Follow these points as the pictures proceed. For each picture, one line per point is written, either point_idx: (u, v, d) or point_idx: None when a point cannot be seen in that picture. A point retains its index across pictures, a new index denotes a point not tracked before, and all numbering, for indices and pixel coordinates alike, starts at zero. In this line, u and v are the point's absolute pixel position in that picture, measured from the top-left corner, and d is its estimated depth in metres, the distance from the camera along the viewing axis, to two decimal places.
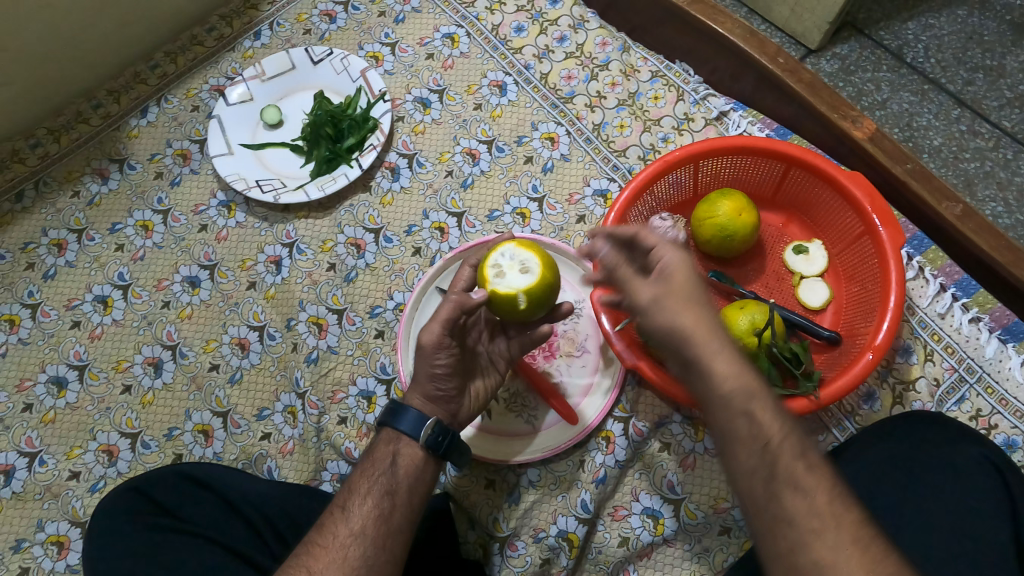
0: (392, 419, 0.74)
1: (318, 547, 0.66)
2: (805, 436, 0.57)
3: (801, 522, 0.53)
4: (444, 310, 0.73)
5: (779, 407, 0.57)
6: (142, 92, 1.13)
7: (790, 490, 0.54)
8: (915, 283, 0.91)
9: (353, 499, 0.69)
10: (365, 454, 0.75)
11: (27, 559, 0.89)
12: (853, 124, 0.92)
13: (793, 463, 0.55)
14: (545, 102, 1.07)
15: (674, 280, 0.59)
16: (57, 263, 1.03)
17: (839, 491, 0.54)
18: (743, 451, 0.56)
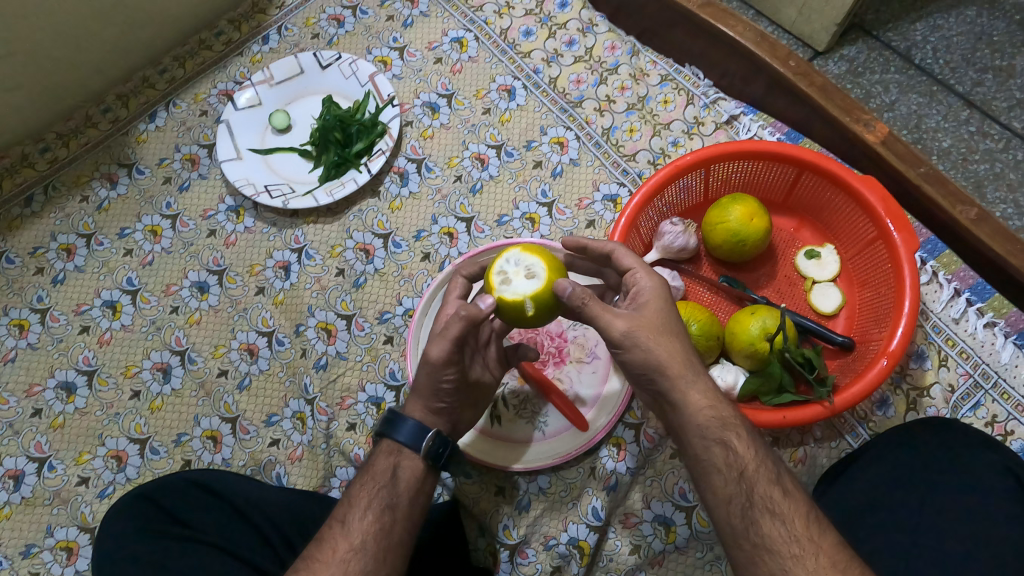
0: (391, 431, 0.73)
1: (317, 562, 0.66)
2: (778, 463, 0.63)
3: (780, 547, 0.60)
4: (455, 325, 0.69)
5: (751, 436, 0.63)
6: (151, 96, 1.13)
7: (767, 515, 0.61)
8: (929, 288, 0.91)
9: (352, 513, 0.69)
10: (364, 463, 0.74)
11: (37, 565, 0.89)
12: (865, 127, 0.91)
13: (771, 490, 0.61)
14: (554, 106, 1.06)
15: (649, 312, 0.64)
16: (66, 268, 1.03)
17: (813, 514, 0.61)
18: (721, 480, 0.62)
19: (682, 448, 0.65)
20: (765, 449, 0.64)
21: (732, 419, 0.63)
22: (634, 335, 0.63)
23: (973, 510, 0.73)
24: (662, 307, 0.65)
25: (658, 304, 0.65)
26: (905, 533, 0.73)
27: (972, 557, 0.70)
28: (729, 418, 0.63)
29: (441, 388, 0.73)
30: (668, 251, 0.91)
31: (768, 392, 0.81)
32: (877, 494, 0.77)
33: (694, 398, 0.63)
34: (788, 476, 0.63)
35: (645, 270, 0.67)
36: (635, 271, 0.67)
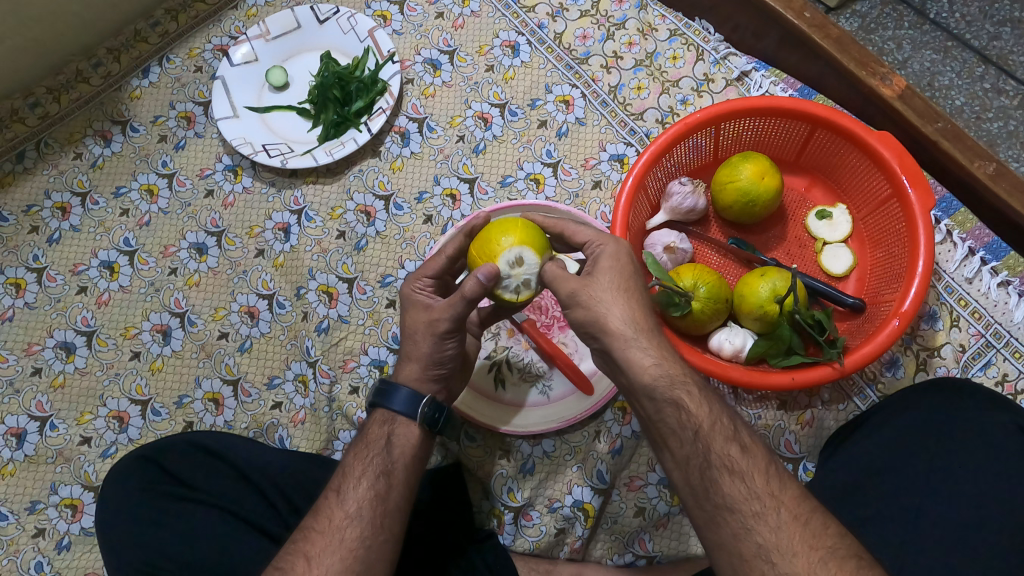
0: (384, 400, 0.71)
1: (315, 531, 0.65)
2: (734, 419, 0.62)
3: (741, 505, 0.58)
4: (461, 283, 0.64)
5: (705, 393, 0.61)
6: (143, 51, 1.09)
7: (726, 473, 0.59)
8: (942, 248, 0.90)
9: (347, 481, 0.68)
10: (360, 431, 0.73)
11: (43, 521, 0.90)
12: (882, 81, 0.88)
13: (727, 449, 0.59)
14: (559, 63, 1.03)
15: (610, 272, 0.63)
16: (61, 228, 1.01)
17: (773, 470, 0.59)
18: (675, 441, 0.60)
19: (638, 411, 0.63)
20: (719, 403, 0.61)
21: (681, 377, 0.61)
22: (576, 296, 0.62)
23: (985, 472, 0.71)
24: (624, 264, 0.63)
25: (608, 262, 0.63)
26: (914, 495, 0.73)
27: (978, 514, 0.70)
28: (681, 373, 0.61)
29: (445, 356, 0.70)
30: (676, 212, 0.89)
31: (776, 353, 0.80)
32: (885, 456, 0.76)
33: (640, 348, 0.60)
34: (746, 431, 0.61)
35: (603, 239, 0.66)
36: (596, 241, 0.66)
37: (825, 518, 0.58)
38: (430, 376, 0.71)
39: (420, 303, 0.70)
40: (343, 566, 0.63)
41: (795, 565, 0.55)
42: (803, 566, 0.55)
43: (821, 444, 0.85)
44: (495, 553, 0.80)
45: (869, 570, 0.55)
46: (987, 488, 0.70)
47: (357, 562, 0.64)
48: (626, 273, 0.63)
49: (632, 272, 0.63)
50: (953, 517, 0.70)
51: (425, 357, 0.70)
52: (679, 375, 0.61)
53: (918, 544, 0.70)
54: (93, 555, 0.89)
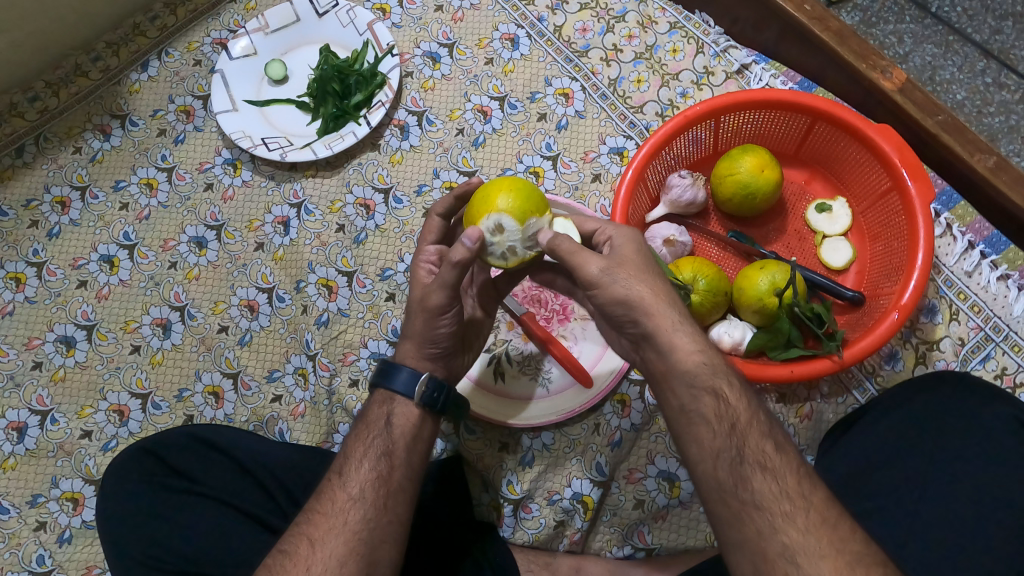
0: (383, 379, 0.71)
1: (317, 514, 0.66)
2: (769, 417, 0.61)
3: (771, 504, 0.57)
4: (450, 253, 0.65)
5: (744, 388, 0.61)
6: (142, 45, 1.09)
7: (758, 470, 0.58)
8: (942, 241, 0.90)
9: (350, 464, 0.68)
10: (360, 413, 0.73)
11: (44, 514, 0.90)
12: (882, 74, 0.88)
13: (762, 445, 0.59)
14: (559, 56, 1.03)
15: (644, 255, 0.62)
16: (61, 222, 1.02)
17: (806, 473, 0.59)
18: (708, 433, 0.58)
19: (663, 400, 0.61)
20: (756, 400, 0.61)
21: (719, 368, 0.60)
22: (612, 273, 0.60)
23: (984, 465, 0.72)
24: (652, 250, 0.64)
25: (638, 244, 0.63)
26: (913, 487, 0.73)
27: (977, 507, 0.70)
28: (721, 365, 0.61)
29: (439, 334, 0.70)
30: (675, 205, 0.89)
31: (775, 346, 0.80)
32: (885, 448, 0.76)
33: (680, 335, 0.59)
34: (779, 431, 0.61)
35: (615, 227, 0.67)
36: (613, 226, 0.66)
37: (852, 524, 0.57)
38: (427, 355, 0.71)
39: (421, 277, 0.71)
40: (347, 549, 0.63)
41: (821, 567, 0.54)
42: (830, 569, 0.54)
43: (820, 436, 0.85)
44: (495, 546, 0.81)
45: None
46: (987, 481, 0.71)
47: (361, 545, 0.63)
48: (662, 261, 0.63)
49: (663, 259, 0.64)
50: (952, 509, 0.70)
51: (420, 337, 0.70)
52: (716, 366, 0.60)
53: (917, 537, 0.70)
54: (94, 548, 0.89)
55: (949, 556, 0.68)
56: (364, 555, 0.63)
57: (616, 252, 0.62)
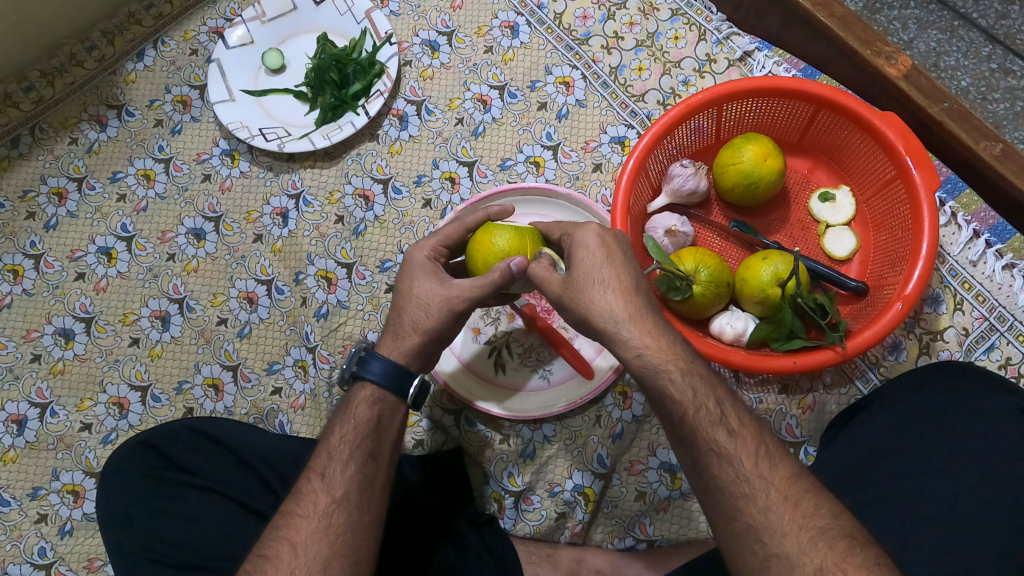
0: (364, 374, 0.69)
1: (297, 517, 0.64)
2: (723, 399, 0.60)
3: (730, 487, 0.57)
4: (460, 300, 0.67)
5: (694, 379, 0.60)
6: (137, 34, 1.08)
7: (714, 457, 0.58)
8: (947, 230, 0.89)
9: (332, 464, 0.66)
10: (342, 405, 0.71)
11: (45, 507, 0.90)
12: (886, 61, 0.88)
13: (714, 433, 0.59)
14: (559, 44, 1.01)
15: (594, 262, 0.60)
16: (58, 214, 1.01)
17: (763, 450, 0.58)
18: (668, 426, 0.61)
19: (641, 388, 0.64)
20: (707, 385, 0.60)
21: (666, 364, 0.59)
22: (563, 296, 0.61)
23: (989, 457, 0.71)
24: (610, 250, 0.61)
25: (582, 253, 0.61)
26: (916, 478, 0.72)
27: (980, 498, 0.70)
28: (669, 357, 0.59)
29: (447, 334, 0.70)
30: (677, 194, 0.88)
31: (778, 337, 0.79)
32: (888, 440, 0.76)
33: (630, 334, 0.59)
34: (735, 413, 0.60)
35: (578, 227, 0.63)
36: (574, 229, 0.64)
37: (818, 499, 0.57)
38: (424, 351, 0.70)
39: (437, 277, 0.69)
40: (332, 552, 0.63)
41: (785, 545, 0.55)
42: (793, 547, 0.55)
43: (823, 427, 0.85)
44: (497, 537, 0.81)
45: (861, 550, 0.54)
46: (992, 471, 0.70)
47: (345, 547, 0.63)
48: (613, 262, 0.61)
49: (611, 259, 0.61)
50: (953, 500, 0.70)
51: (431, 331, 0.68)
52: (665, 359, 0.59)
53: (920, 529, 0.70)
54: (95, 541, 0.89)
55: (951, 547, 0.68)
56: (348, 556, 0.63)
57: (569, 267, 0.62)
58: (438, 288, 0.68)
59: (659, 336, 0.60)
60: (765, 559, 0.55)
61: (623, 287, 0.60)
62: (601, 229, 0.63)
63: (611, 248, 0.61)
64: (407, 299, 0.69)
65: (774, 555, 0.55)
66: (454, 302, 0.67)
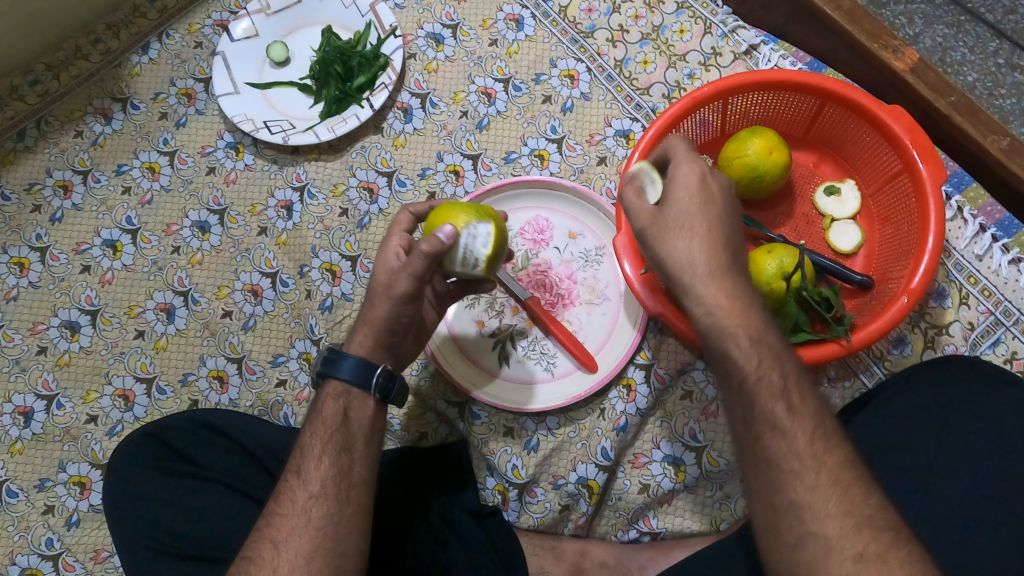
0: (333, 371, 0.69)
1: (279, 516, 0.65)
2: (790, 373, 0.59)
3: (779, 461, 0.57)
4: (402, 283, 0.67)
5: (773, 346, 0.59)
6: (142, 27, 1.07)
7: (767, 428, 0.57)
8: (954, 224, 0.88)
9: (307, 462, 0.67)
10: (311, 407, 0.71)
11: (52, 498, 0.91)
12: (894, 54, 0.87)
13: (772, 405, 0.57)
14: (564, 37, 1.01)
15: (690, 207, 0.60)
16: (64, 207, 1.01)
17: (820, 432, 0.57)
18: (723, 389, 0.61)
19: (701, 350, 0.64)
20: (775, 357, 0.59)
21: (736, 329, 0.58)
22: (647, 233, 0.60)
23: (995, 451, 0.71)
24: (707, 198, 0.60)
25: (681, 192, 0.60)
26: (922, 473, 0.72)
27: (986, 492, 0.70)
28: (740, 322, 0.58)
29: (400, 323, 0.70)
30: None
31: (782, 331, 0.79)
32: (894, 434, 0.75)
33: (706, 289, 0.59)
34: (797, 389, 0.58)
35: (686, 162, 0.62)
36: (679, 160, 0.62)
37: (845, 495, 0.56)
38: (383, 342, 0.71)
39: (387, 261, 0.69)
40: (314, 545, 0.63)
41: (826, 527, 0.55)
42: (835, 530, 0.55)
43: None
44: (501, 530, 0.81)
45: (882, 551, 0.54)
46: (997, 465, 0.70)
47: (327, 540, 0.64)
48: (708, 212, 0.59)
49: (708, 210, 0.59)
50: (958, 494, 0.70)
51: (380, 321, 0.69)
52: (736, 324, 0.58)
53: (925, 523, 0.70)
54: (102, 532, 0.90)
55: (956, 542, 0.68)
56: (331, 548, 0.63)
57: (664, 203, 0.61)
58: (382, 272, 0.68)
59: (734, 300, 0.59)
60: (801, 537, 0.56)
61: (712, 242, 0.59)
62: (709, 173, 0.61)
63: (713, 199, 0.60)
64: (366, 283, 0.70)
65: (811, 533, 0.55)
66: (398, 286, 0.67)
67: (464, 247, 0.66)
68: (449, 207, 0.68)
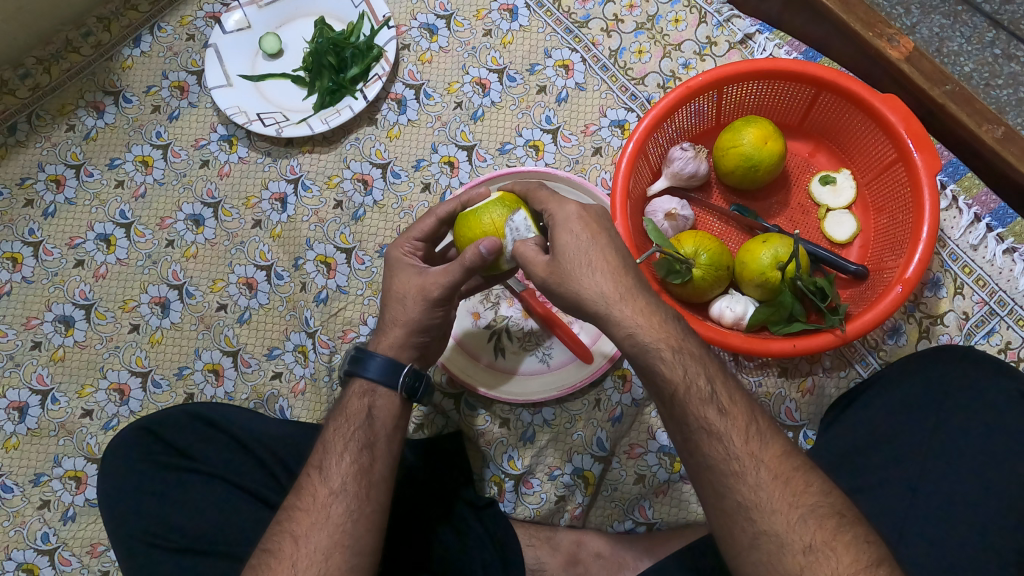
0: (361, 369, 0.70)
1: (298, 510, 0.65)
2: (714, 376, 0.60)
3: (721, 465, 0.57)
4: (434, 287, 0.67)
5: (684, 355, 0.59)
6: (133, 19, 1.06)
7: (704, 435, 0.58)
8: (948, 214, 0.88)
9: (329, 457, 0.67)
10: (336, 406, 0.72)
11: (47, 493, 0.91)
12: (888, 42, 0.87)
13: (704, 411, 0.58)
14: (558, 27, 1.01)
15: (584, 242, 0.59)
16: (56, 201, 1.01)
17: (753, 429, 0.58)
18: (659, 403, 0.61)
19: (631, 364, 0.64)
20: (697, 361, 0.59)
21: (655, 341, 0.59)
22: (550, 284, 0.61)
23: (989, 438, 0.71)
24: (593, 228, 0.60)
25: (566, 236, 0.60)
26: (916, 462, 0.72)
27: (980, 482, 0.70)
28: (660, 335, 0.59)
29: (433, 322, 0.70)
30: (678, 177, 0.87)
31: (778, 321, 0.79)
32: (889, 424, 0.75)
33: (622, 313, 0.59)
34: (725, 390, 0.59)
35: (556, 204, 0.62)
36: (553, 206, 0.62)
37: (808, 476, 0.57)
38: (413, 342, 0.70)
39: (409, 268, 0.70)
40: (332, 542, 0.63)
41: (774, 524, 0.55)
42: (783, 525, 0.55)
43: (822, 411, 0.85)
44: (497, 521, 0.81)
45: (851, 529, 0.55)
46: (992, 454, 0.70)
47: (346, 537, 0.63)
48: (598, 242, 0.60)
49: (597, 239, 0.60)
50: (950, 482, 0.70)
51: (413, 323, 0.69)
52: (656, 337, 0.59)
53: (920, 511, 0.70)
54: (97, 526, 0.90)
55: (948, 529, 0.68)
56: (350, 545, 0.63)
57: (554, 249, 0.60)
58: (410, 280, 0.69)
59: (651, 313, 0.59)
60: (754, 537, 0.55)
61: (614, 268, 0.59)
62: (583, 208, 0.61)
63: (596, 228, 0.60)
64: (389, 295, 0.71)
65: (763, 532, 0.55)
66: (429, 290, 0.68)
67: (513, 242, 0.64)
68: (475, 214, 0.65)
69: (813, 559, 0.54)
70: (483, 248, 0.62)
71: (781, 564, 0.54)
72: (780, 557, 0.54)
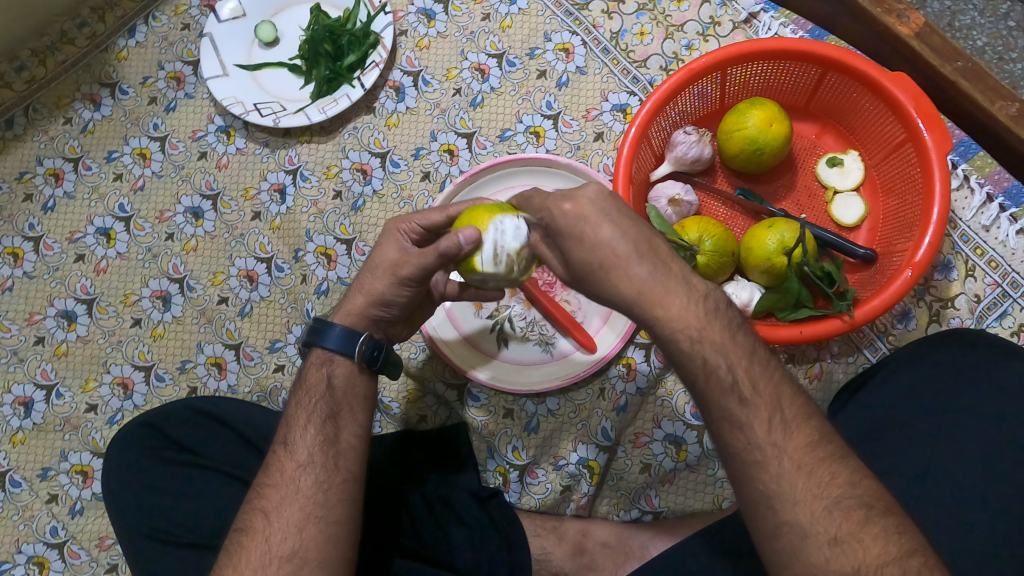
0: (319, 339, 0.70)
1: (269, 487, 0.65)
2: (739, 364, 0.55)
3: (742, 454, 0.54)
4: (407, 267, 0.67)
5: (699, 341, 0.55)
6: (128, 9, 1.05)
7: (727, 425, 0.55)
8: (959, 195, 0.86)
9: (293, 432, 0.67)
10: (297, 382, 0.71)
11: (55, 487, 0.91)
12: (898, 19, 0.85)
13: (725, 401, 0.55)
14: (558, 9, 0.98)
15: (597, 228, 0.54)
16: (55, 195, 1.00)
17: (778, 418, 0.54)
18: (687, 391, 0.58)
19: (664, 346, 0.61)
20: (716, 349, 0.55)
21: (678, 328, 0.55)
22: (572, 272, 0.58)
23: (1001, 423, 0.70)
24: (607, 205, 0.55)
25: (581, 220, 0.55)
26: (928, 449, 0.71)
27: (993, 468, 0.68)
28: (681, 321, 0.55)
29: (397, 299, 0.70)
30: (681, 162, 0.86)
31: (784, 307, 0.78)
32: (900, 410, 0.74)
33: (648, 294, 0.54)
34: (748, 377, 0.55)
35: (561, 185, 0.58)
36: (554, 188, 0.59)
37: (835, 469, 0.54)
38: (372, 313, 0.70)
39: (396, 241, 0.69)
40: (305, 514, 0.62)
41: (779, 511, 0.53)
42: (786, 509, 0.53)
43: (830, 397, 0.84)
44: (502, 511, 0.81)
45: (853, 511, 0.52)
46: (1004, 440, 0.69)
47: (318, 508, 0.63)
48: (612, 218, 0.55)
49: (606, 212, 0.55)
50: (959, 469, 0.69)
51: (376, 294, 0.69)
52: (676, 326, 0.55)
53: (930, 499, 0.69)
54: (104, 520, 0.90)
55: (958, 517, 0.67)
56: (323, 516, 0.63)
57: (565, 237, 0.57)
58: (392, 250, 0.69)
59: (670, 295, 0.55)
60: (777, 527, 0.52)
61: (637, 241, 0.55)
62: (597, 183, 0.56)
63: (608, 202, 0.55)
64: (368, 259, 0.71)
65: (767, 520, 0.53)
66: (400, 267, 0.68)
67: (492, 244, 0.61)
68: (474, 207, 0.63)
69: (838, 552, 0.51)
70: (459, 237, 0.60)
71: (775, 549, 0.53)
72: (776, 542, 0.53)
